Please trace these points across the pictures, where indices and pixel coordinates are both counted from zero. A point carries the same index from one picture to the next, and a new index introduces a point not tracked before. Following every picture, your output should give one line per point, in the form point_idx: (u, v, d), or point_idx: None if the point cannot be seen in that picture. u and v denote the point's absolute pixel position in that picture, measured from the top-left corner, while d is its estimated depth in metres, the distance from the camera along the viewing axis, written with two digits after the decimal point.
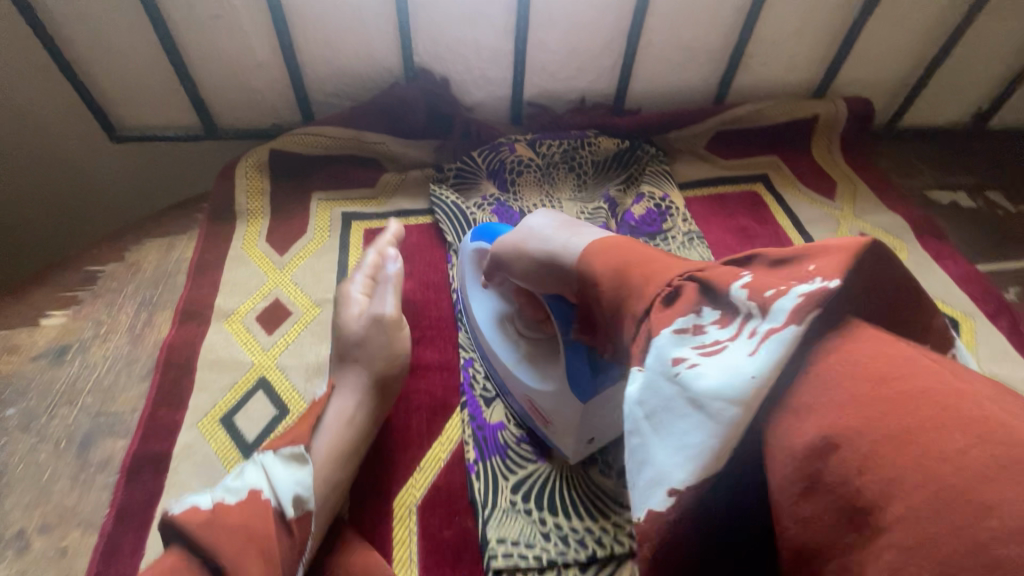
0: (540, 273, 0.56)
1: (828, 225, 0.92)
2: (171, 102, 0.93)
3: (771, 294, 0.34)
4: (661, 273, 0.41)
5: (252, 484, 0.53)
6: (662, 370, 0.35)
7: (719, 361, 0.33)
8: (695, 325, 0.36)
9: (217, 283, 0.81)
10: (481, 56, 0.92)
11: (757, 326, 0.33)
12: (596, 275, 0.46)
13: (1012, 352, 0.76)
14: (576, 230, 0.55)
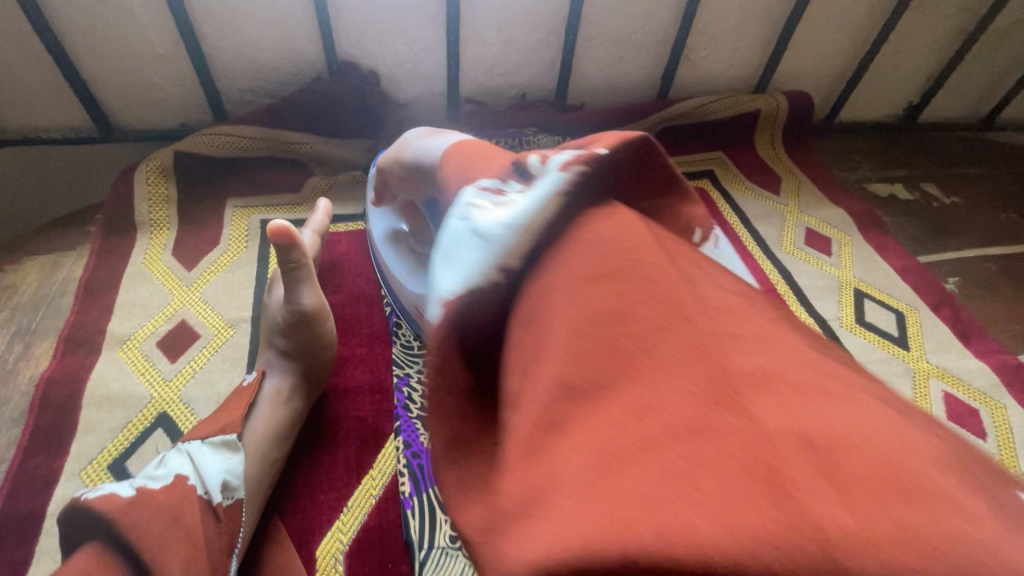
0: (409, 176, 0.55)
1: (775, 220, 0.90)
2: (57, 101, 0.81)
3: (550, 156, 0.38)
4: (492, 158, 0.42)
5: (178, 470, 0.49)
6: (460, 214, 0.37)
7: (506, 207, 0.36)
8: (500, 185, 0.39)
9: (111, 304, 0.70)
10: (411, 48, 0.85)
11: (534, 181, 0.37)
12: (449, 162, 0.45)
13: (957, 343, 0.75)
14: (431, 136, 0.53)
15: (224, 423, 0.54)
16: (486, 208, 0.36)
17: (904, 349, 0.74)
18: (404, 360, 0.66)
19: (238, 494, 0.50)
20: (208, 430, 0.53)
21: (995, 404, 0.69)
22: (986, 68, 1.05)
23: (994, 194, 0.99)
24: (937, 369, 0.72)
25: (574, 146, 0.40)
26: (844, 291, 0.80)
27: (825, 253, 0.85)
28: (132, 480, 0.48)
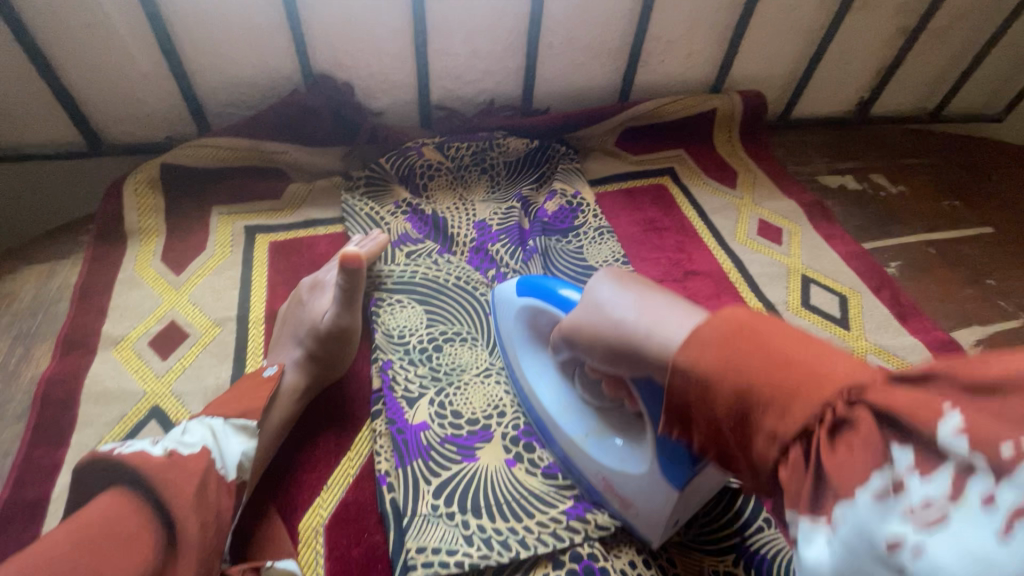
0: (609, 357, 0.45)
1: (730, 213, 0.96)
2: (46, 118, 0.86)
3: (1006, 451, 0.26)
4: (811, 389, 0.32)
5: (204, 442, 0.54)
6: (865, 547, 0.28)
7: (942, 538, 0.26)
8: (891, 482, 0.29)
9: (105, 308, 0.75)
10: (382, 59, 0.91)
11: (980, 487, 0.26)
12: (698, 371, 0.36)
13: (894, 321, 0.81)
14: (658, 310, 0.42)
15: (245, 407, 0.59)
16: (914, 536, 0.27)
17: (846, 329, 0.80)
18: (385, 346, 0.72)
19: (246, 476, 0.56)
20: (229, 409, 0.59)
21: None
22: (929, 64, 1.12)
23: (938, 184, 1.05)
24: (875, 346, 0.78)
25: (970, 386, 0.29)
26: (790, 278, 0.86)
27: (776, 242, 0.91)
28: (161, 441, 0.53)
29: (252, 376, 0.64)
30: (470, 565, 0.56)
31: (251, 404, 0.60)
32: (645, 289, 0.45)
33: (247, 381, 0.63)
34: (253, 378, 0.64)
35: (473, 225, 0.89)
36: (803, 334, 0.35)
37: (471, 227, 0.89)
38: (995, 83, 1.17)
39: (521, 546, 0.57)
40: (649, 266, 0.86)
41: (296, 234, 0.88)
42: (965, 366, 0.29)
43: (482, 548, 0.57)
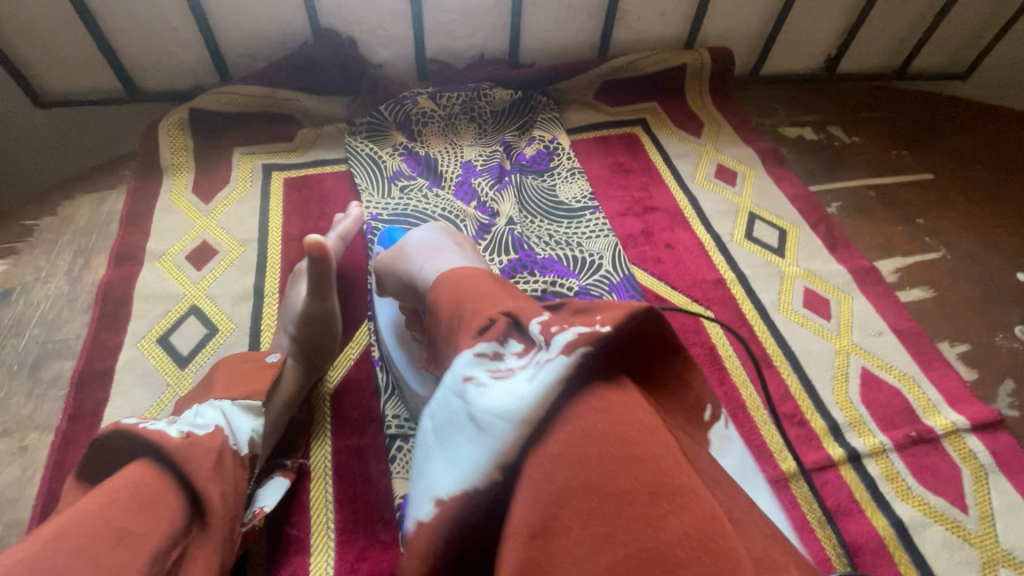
0: (404, 289, 0.61)
1: (692, 158, 1.07)
2: (92, 67, 0.99)
3: (554, 330, 0.37)
4: (487, 305, 0.42)
5: (215, 423, 0.56)
6: (454, 387, 0.39)
7: (503, 383, 0.36)
8: (496, 350, 0.39)
9: (148, 229, 0.90)
10: (382, 16, 1.02)
11: (539, 354, 0.36)
12: (434, 298, 0.48)
13: (825, 252, 0.93)
14: (434, 252, 0.58)
15: (251, 389, 0.62)
16: (482, 381, 0.37)
17: (780, 257, 0.92)
18: None
19: (257, 450, 0.60)
20: (234, 392, 0.61)
21: (845, 296, 0.87)
22: (893, 23, 1.19)
23: (890, 136, 1.15)
24: (803, 272, 0.90)
25: (576, 310, 0.40)
26: (739, 214, 0.98)
27: (731, 184, 1.03)
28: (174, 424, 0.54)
29: (253, 364, 0.67)
30: None
31: (256, 386, 0.63)
32: (445, 241, 0.61)
33: (250, 367, 0.66)
34: (258, 363, 0.68)
35: (460, 164, 1.02)
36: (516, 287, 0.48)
37: (458, 166, 1.01)
38: (960, 40, 1.24)
39: None
40: (613, 202, 0.99)
41: (306, 171, 1.01)
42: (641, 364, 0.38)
43: None
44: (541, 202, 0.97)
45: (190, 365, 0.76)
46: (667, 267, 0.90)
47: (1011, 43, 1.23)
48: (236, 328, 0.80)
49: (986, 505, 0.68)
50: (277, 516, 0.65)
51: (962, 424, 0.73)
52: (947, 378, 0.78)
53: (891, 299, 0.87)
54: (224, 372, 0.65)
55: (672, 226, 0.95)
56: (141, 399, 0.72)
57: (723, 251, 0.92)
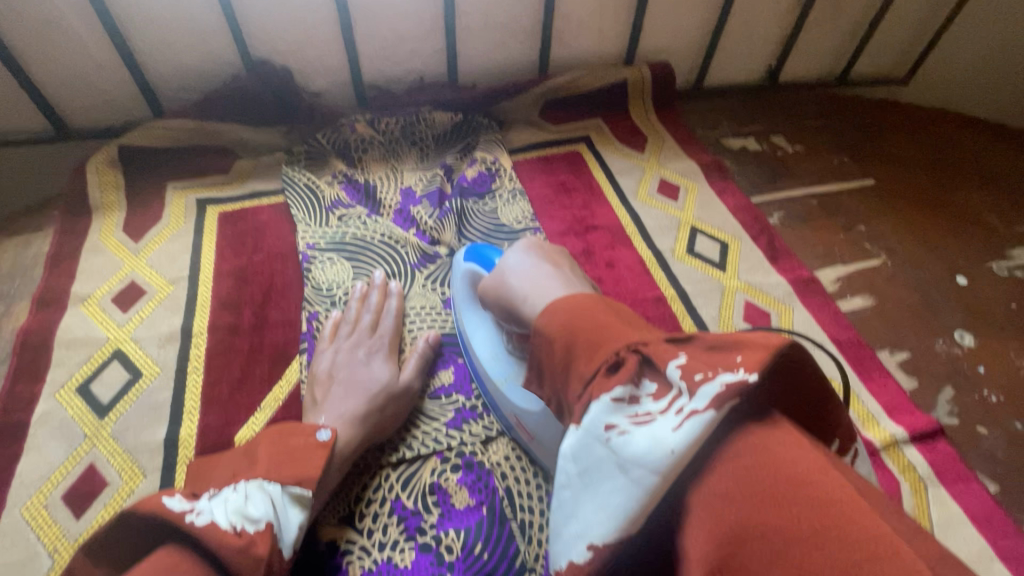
0: (506, 316, 0.59)
1: (635, 173, 1.06)
2: (17, 107, 0.97)
3: (699, 379, 0.35)
4: (609, 339, 0.42)
5: (268, 515, 0.52)
6: (594, 435, 0.38)
7: (645, 430, 0.36)
8: (631, 394, 0.39)
9: (74, 271, 0.87)
10: (315, 45, 1.01)
11: (682, 403, 0.35)
12: (545, 325, 0.47)
13: (766, 263, 0.92)
14: (540, 284, 0.56)
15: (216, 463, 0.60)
16: (629, 429, 0.37)
17: (722, 271, 0.91)
18: (313, 299, 0.85)
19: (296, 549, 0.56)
20: (286, 476, 0.57)
21: (785, 308, 0.86)
22: (830, 32, 1.21)
23: (833, 143, 1.15)
24: (744, 285, 0.89)
25: (707, 344, 0.38)
26: (681, 228, 0.97)
27: (673, 198, 1.02)
28: (226, 511, 0.50)
29: (302, 440, 0.61)
30: (364, 465, 0.68)
31: (301, 471, 0.59)
32: (543, 262, 0.60)
33: (297, 445, 0.61)
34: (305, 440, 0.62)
35: (400, 190, 1.00)
36: (640, 318, 0.46)
37: (397, 192, 1.00)
38: (897, 48, 1.26)
39: (407, 451, 0.69)
40: (555, 222, 0.98)
41: (241, 204, 0.98)
42: (718, 332, 0.39)
43: (376, 454, 0.69)
44: (481, 226, 0.96)
45: (109, 414, 0.73)
46: (607, 287, 0.89)
47: (947, 49, 1.25)
48: (160, 372, 0.76)
49: (925, 519, 0.67)
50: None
51: (900, 436, 0.73)
52: (886, 388, 0.78)
53: (831, 309, 0.87)
54: (270, 440, 0.61)
55: (614, 245, 0.95)
56: (56, 453, 0.69)
57: (664, 267, 0.92)
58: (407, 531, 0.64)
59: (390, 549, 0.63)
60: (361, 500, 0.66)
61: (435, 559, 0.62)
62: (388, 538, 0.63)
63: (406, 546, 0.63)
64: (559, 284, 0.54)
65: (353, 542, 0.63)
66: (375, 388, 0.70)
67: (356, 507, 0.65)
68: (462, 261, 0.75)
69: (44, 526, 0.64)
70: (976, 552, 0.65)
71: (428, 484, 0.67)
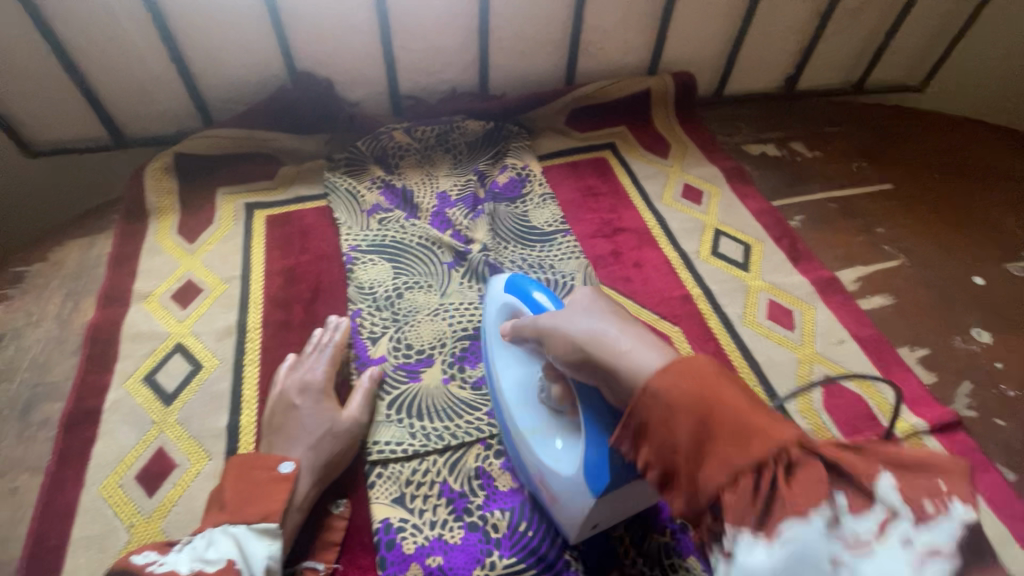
0: (595, 374, 0.53)
1: (659, 179, 1.11)
2: (79, 118, 1.04)
3: (931, 509, 0.38)
4: (771, 432, 0.41)
5: (228, 555, 0.57)
6: (807, 562, 0.38)
7: (873, 565, 0.36)
8: (833, 516, 0.39)
9: (134, 271, 0.93)
10: (356, 58, 1.07)
11: (903, 528, 0.37)
12: (670, 396, 0.44)
13: (788, 264, 0.96)
14: (627, 334, 0.52)
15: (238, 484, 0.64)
16: (851, 560, 0.37)
17: (746, 271, 0.95)
18: (357, 297, 0.90)
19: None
20: (250, 513, 0.61)
21: (807, 307, 0.90)
22: (847, 43, 1.25)
23: (850, 149, 1.19)
24: (767, 285, 0.93)
25: (888, 457, 0.41)
26: (705, 231, 1.02)
27: (697, 202, 1.07)
28: (186, 559, 0.57)
29: (266, 473, 0.65)
30: (412, 451, 0.73)
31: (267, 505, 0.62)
32: (616, 312, 0.56)
33: (262, 478, 0.65)
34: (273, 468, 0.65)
35: (435, 194, 1.06)
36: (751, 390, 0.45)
37: (433, 196, 1.05)
38: (912, 57, 1.30)
39: (452, 437, 0.74)
40: (583, 225, 1.02)
41: (287, 208, 1.04)
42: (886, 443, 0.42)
43: (424, 441, 0.74)
44: (513, 228, 1.00)
45: (174, 402, 0.78)
46: (635, 285, 0.93)
47: (962, 59, 1.29)
48: (219, 364, 0.82)
49: None
50: (299, 548, 0.66)
51: (921, 427, 0.76)
52: (907, 382, 0.81)
53: (852, 308, 0.90)
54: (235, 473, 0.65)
55: (641, 246, 0.99)
56: (128, 437, 0.74)
57: (690, 267, 0.96)
58: (456, 511, 0.69)
59: (440, 528, 0.67)
60: (411, 483, 0.71)
61: (482, 536, 0.67)
62: (438, 517, 0.68)
63: (455, 525, 0.67)
64: (642, 335, 0.52)
65: (405, 521, 0.67)
66: (318, 431, 0.70)
67: (406, 489, 0.70)
68: (501, 292, 0.74)
69: (120, 503, 0.69)
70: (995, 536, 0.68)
71: (473, 469, 0.72)
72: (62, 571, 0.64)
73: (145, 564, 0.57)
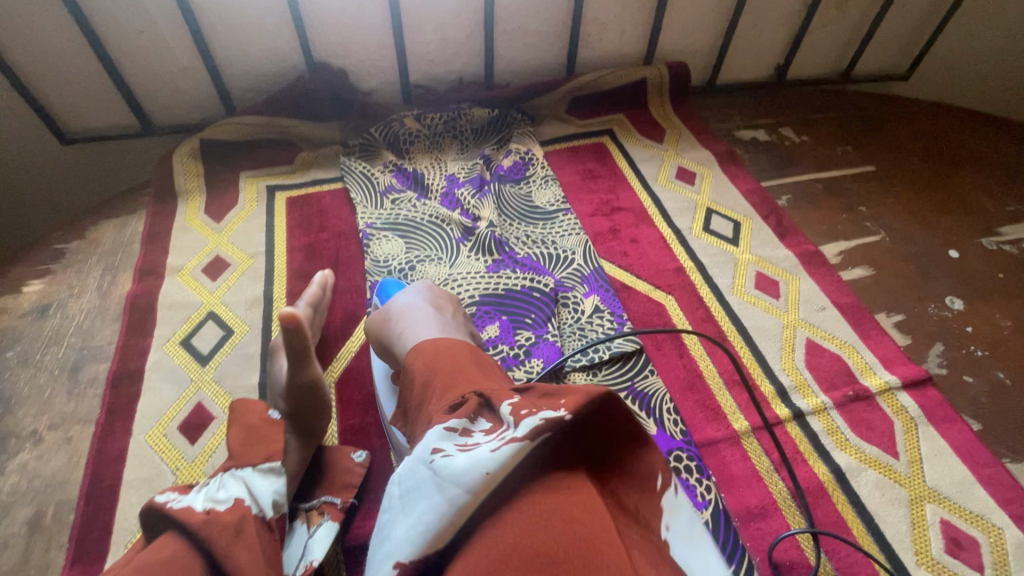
0: (386, 350, 0.69)
1: (655, 162, 1.18)
2: (112, 106, 1.11)
3: (524, 415, 0.43)
4: (461, 381, 0.51)
5: (237, 495, 0.60)
6: (425, 457, 0.44)
7: (466, 455, 0.42)
8: (465, 426, 0.46)
9: (166, 247, 1.00)
10: (369, 49, 1.13)
11: (506, 431, 0.42)
12: (414, 363, 0.57)
13: (775, 239, 1.03)
14: (415, 318, 0.66)
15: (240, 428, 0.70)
16: (450, 452, 0.43)
17: (735, 246, 1.02)
18: (374, 269, 0.97)
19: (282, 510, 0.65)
20: (248, 456, 0.67)
21: (793, 278, 0.97)
22: (835, 33, 1.31)
23: (837, 134, 1.26)
24: (755, 258, 1.00)
25: (545, 393, 0.46)
26: (697, 209, 1.08)
27: (690, 183, 1.13)
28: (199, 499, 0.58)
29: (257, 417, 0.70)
30: None
31: (267, 447, 0.67)
32: (427, 303, 0.71)
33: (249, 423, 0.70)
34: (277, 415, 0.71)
35: (444, 176, 1.13)
36: (488, 360, 0.58)
37: (442, 178, 1.12)
38: (897, 47, 1.36)
39: None
40: (583, 204, 1.09)
41: (305, 190, 1.11)
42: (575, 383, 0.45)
43: None
44: (518, 207, 1.07)
45: (209, 363, 0.85)
46: (632, 259, 1.00)
47: (944, 49, 1.35)
48: (249, 329, 0.89)
49: (915, 451, 0.77)
50: (312, 488, 0.72)
51: (894, 383, 0.83)
52: (883, 344, 0.88)
53: (834, 279, 0.97)
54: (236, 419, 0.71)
55: (637, 224, 1.06)
56: (169, 393, 0.82)
57: (683, 242, 1.03)
58: None
59: None
60: None
61: None
62: None
63: None
64: (432, 321, 0.65)
65: None
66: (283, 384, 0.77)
67: None
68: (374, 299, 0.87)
69: (166, 450, 0.76)
70: (958, 479, 0.74)
71: None
72: (116, 508, 0.71)
73: (165, 501, 0.56)
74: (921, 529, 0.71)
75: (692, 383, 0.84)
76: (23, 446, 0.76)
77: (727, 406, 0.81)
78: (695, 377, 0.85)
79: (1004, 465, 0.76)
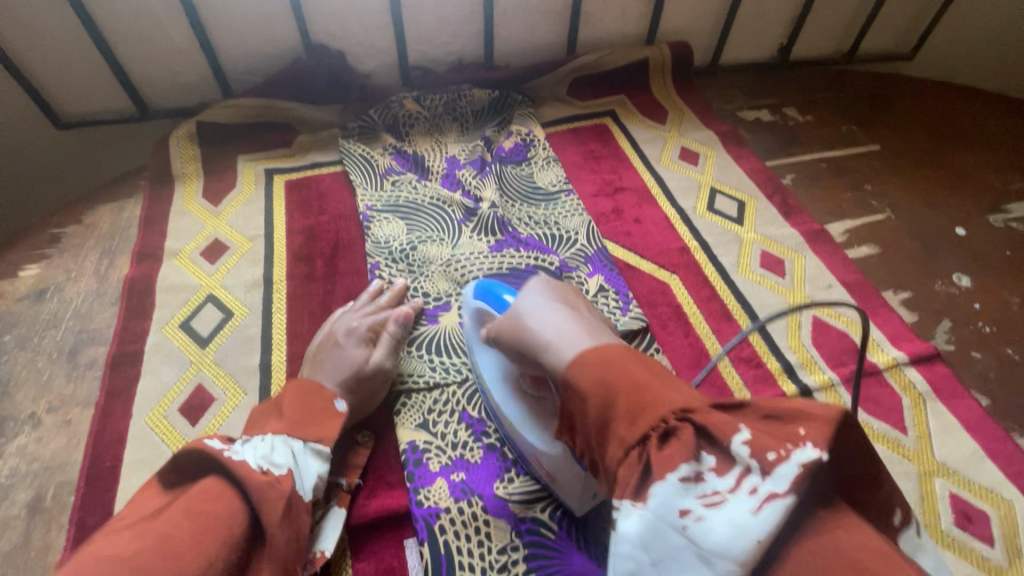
0: (527, 360, 0.59)
1: (658, 143, 1.16)
2: (107, 89, 1.09)
3: (772, 458, 0.40)
4: (650, 404, 0.45)
5: (288, 465, 0.62)
6: (665, 521, 0.41)
7: (722, 519, 0.39)
8: (696, 472, 0.42)
9: (164, 231, 0.99)
10: (367, 30, 1.12)
11: (755, 480, 0.40)
12: (581, 381, 0.49)
13: (780, 218, 1.02)
14: (562, 325, 0.56)
15: None
16: (700, 513, 0.40)
17: (740, 225, 1.01)
18: (375, 251, 0.95)
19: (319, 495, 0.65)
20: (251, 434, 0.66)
21: (798, 256, 0.96)
22: (839, 11, 1.29)
23: (841, 113, 1.24)
24: (760, 237, 0.99)
25: (764, 415, 0.44)
26: (701, 189, 1.07)
27: (693, 163, 1.12)
28: (256, 456, 0.61)
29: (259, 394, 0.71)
30: (433, 382, 0.81)
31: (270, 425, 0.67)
32: (559, 303, 0.60)
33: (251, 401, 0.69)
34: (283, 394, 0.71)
35: (445, 158, 1.11)
36: (660, 367, 0.50)
37: (443, 160, 1.11)
38: (901, 26, 1.34)
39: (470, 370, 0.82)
40: (585, 185, 1.08)
41: (304, 173, 1.10)
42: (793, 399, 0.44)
43: (443, 374, 0.81)
44: (519, 188, 1.06)
45: (209, 345, 0.84)
46: (636, 239, 0.99)
47: (949, 28, 1.34)
48: (249, 311, 0.88)
49: (923, 426, 0.76)
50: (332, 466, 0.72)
51: (902, 359, 0.82)
52: (890, 321, 0.87)
53: (840, 257, 0.96)
54: None
55: (641, 204, 1.05)
56: (168, 375, 0.81)
57: (687, 222, 1.01)
58: (475, 433, 0.76)
59: (461, 447, 0.75)
60: (433, 410, 0.78)
61: (500, 455, 0.74)
62: (459, 439, 0.76)
63: (474, 444, 0.75)
64: (580, 324, 0.56)
65: (430, 443, 0.75)
66: (346, 370, 0.75)
67: (429, 415, 0.78)
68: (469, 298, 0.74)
69: (166, 431, 0.76)
70: (967, 453, 0.74)
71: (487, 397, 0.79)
72: (117, 489, 0.70)
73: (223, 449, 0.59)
74: (931, 503, 0.70)
75: (698, 360, 0.83)
76: (21, 429, 0.75)
77: (733, 383, 0.81)
78: (700, 354, 0.84)
79: (1013, 439, 0.76)
